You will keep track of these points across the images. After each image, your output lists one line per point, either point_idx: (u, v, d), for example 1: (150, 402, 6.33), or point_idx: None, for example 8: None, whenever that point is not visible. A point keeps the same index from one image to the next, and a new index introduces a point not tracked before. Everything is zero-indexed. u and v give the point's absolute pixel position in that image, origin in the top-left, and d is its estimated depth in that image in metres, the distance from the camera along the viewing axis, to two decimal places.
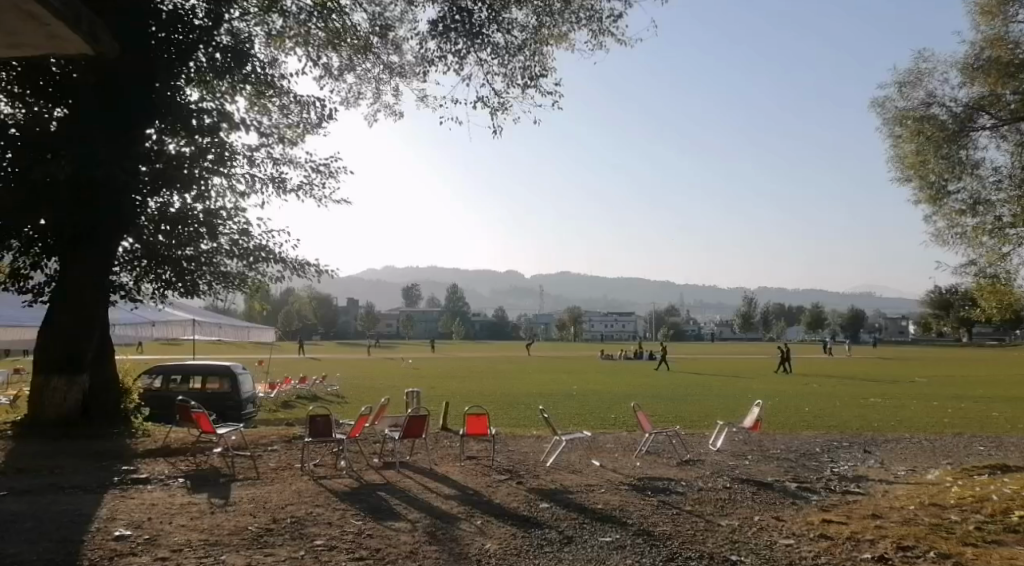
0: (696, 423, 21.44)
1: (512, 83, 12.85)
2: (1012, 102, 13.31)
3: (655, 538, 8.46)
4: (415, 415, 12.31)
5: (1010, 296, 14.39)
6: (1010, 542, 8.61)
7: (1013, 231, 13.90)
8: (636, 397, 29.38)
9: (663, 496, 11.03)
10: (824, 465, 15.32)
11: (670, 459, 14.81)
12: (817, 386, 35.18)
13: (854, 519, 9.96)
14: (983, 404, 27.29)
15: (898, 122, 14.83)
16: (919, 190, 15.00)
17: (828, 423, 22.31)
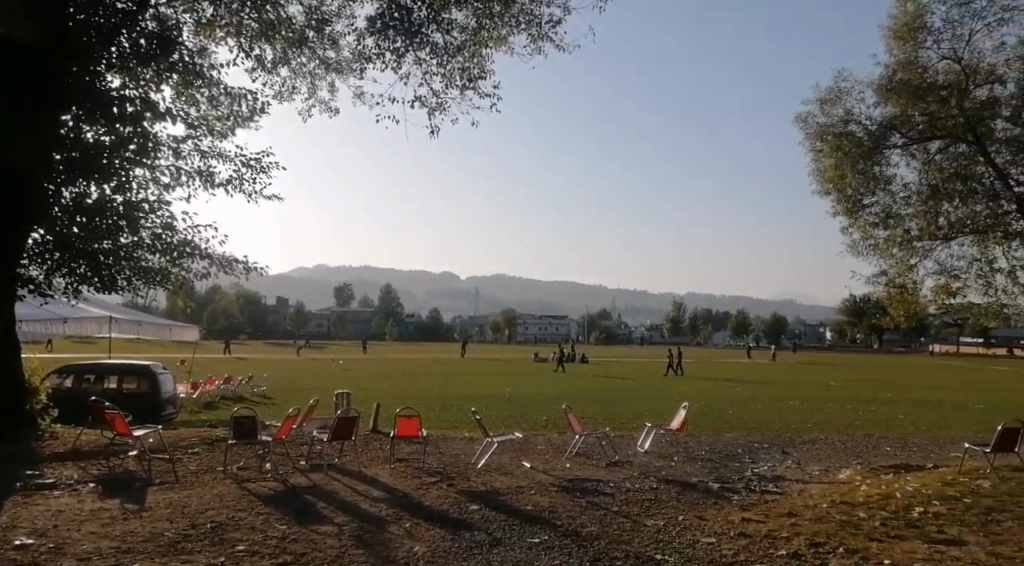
0: (625, 425, 21.85)
1: (451, 85, 12.80)
2: (920, 122, 14.21)
3: (582, 538, 8.63)
4: (344, 417, 12.14)
5: (916, 304, 15.41)
6: (911, 536, 9.13)
7: (920, 244, 14.89)
8: (567, 399, 29.77)
9: (591, 497, 11.23)
10: (745, 465, 15.85)
11: (599, 460, 15.08)
12: (741, 390, 36.32)
13: (771, 518, 10.36)
14: (892, 406, 28.78)
15: (818, 137, 15.51)
16: (837, 203, 15.69)
17: (750, 425, 23.08)
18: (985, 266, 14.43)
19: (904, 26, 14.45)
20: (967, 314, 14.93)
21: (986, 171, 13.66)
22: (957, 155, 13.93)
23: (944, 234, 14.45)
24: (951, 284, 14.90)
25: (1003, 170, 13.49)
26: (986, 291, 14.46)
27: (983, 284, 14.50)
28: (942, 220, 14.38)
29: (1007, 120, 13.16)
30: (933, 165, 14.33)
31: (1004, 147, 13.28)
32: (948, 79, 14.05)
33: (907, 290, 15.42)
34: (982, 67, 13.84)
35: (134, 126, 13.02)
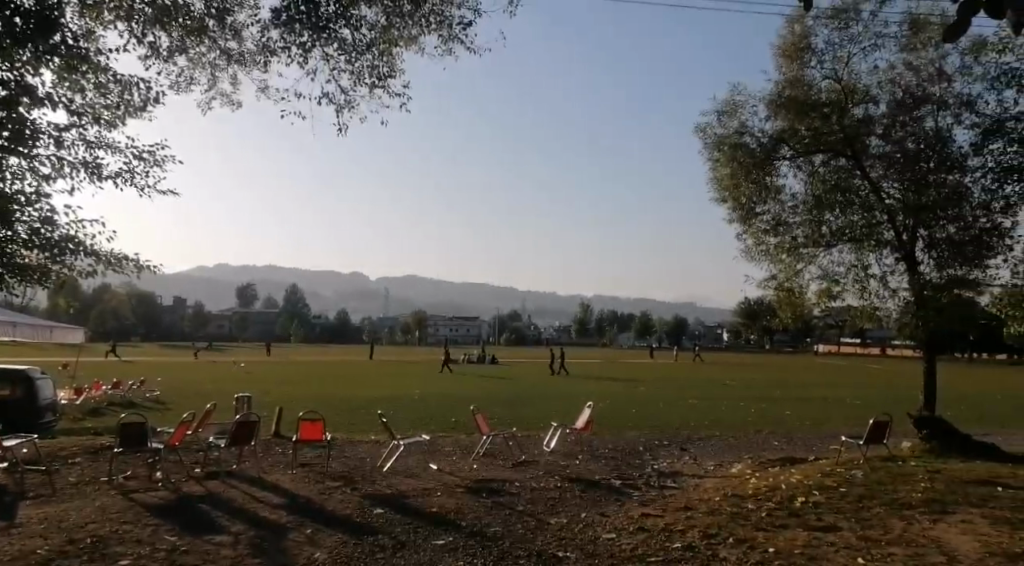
0: (532, 425, 22.13)
1: (360, 82, 12.59)
2: (806, 136, 15.17)
3: (487, 538, 8.71)
4: (243, 421, 11.76)
5: (801, 306, 16.51)
6: (793, 525, 9.69)
7: (807, 251, 15.74)
8: (476, 400, 29.82)
9: (496, 498, 11.35)
10: (645, 462, 16.40)
11: (505, 461, 15.19)
12: (644, 389, 37.38)
13: (668, 512, 10.76)
14: (782, 403, 30.34)
15: (716, 147, 16.22)
16: (732, 211, 16.43)
17: (650, 423, 23.85)
18: (861, 273, 15.50)
19: (792, 45, 15.42)
20: (847, 316, 15.98)
21: (861, 185, 14.82)
22: (837, 167, 15.05)
23: (827, 241, 15.34)
24: (832, 288, 15.91)
25: (877, 183, 14.69)
26: (862, 294, 15.54)
27: (860, 288, 15.57)
28: (825, 228, 15.25)
29: (880, 136, 14.57)
30: (816, 176, 15.34)
31: (876, 163, 14.63)
32: (830, 97, 15.15)
33: (795, 294, 16.36)
34: (857, 88, 15.01)
35: (10, 112, 12.25)
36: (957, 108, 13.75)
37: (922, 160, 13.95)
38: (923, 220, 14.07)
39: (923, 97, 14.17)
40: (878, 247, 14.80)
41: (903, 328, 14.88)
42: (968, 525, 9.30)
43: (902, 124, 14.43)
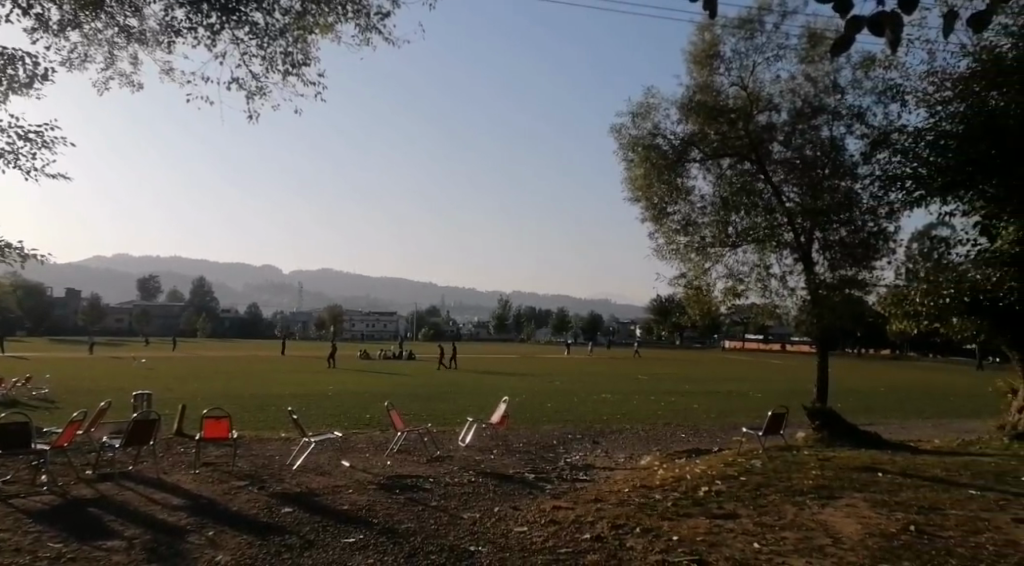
0: (447, 421, 22.09)
1: (273, 68, 12.21)
2: (716, 140, 15.75)
3: (399, 535, 8.66)
4: (141, 419, 11.23)
5: (709, 304, 17.14)
6: (696, 513, 10.08)
7: (714, 250, 16.33)
8: (390, 397, 29.53)
9: (410, 494, 11.30)
10: (558, 456, 16.66)
11: (420, 457, 15.12)
12: (559, 384, 37.89)
13: (579, 504, 11.00)
14: (689, 397, 31.41)
15: (629, 147, 16.65)
16: (644, 211, 16.93)
17: (564, 418, 24.22)
18: (763, 272, 16.25)
19: (702, 52, 15.94)
20: (750, 314, 16.72)
21: (764, 189, 15.46)
22: (741, 171, 15.64)
23: (733, 241, 16.03)
24: (737, 287, 16.61)
25: (778, 187, 15.37)
26: (764, 292, 16.30)
27: (761, 287, 16.32)
28: (731, 229, 15.94)
29: (781, 143, 15.33)
30: (724, 179, 15.90)
31: (779, 168, 15.37)
32: (736, 103, 15.73)
33: (702, 292, 16.98)
34: (761, 95, 15.69)
35: None
36: (849, 120, 14.80)
37: (817, 168, 14.94)
38: (819, 224, 14.81)
39: (819, 108, 15.08)
40: (779, 248, 15.50)
41: (801, 324, 15.68)
42: (851, 508, 9.95)
43: (801, 132, 15.21)
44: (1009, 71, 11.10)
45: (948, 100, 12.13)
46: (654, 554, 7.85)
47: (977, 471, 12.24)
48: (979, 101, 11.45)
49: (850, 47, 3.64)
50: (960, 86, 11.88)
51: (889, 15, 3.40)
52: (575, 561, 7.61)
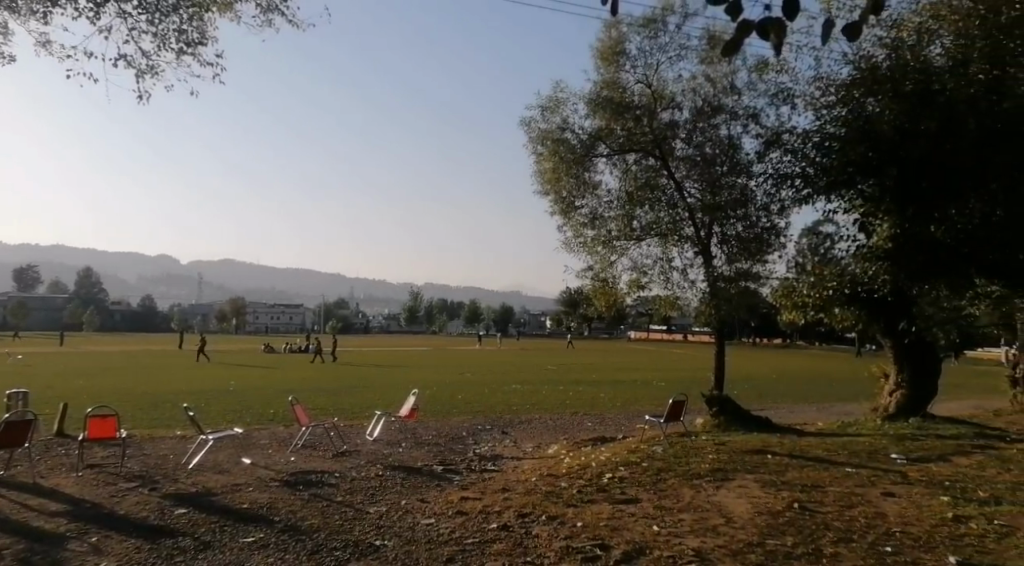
0: (355, 415, 21.76)
1: (166, 45, 11.61)
2: (622, 136, 16.15)
3: (301, 532, 8.47)
4: (16, 420, 10.48)
5: (614, 297, 17.59)
6: (599, 499, 10.33)
7: (619, 243, 16.78)
8: (294, 391, 28.79)
9: (314, 490, 11.06)
10: (467, 447, 16.71)
11: (325, 451, 14.82)
12: (470, 376, 37.95)
13: (487, 494, 11.08)
14: (595, 387, 32.16)
15: (539, 141, 16.86)
16: (554, 203, 17.22)
17: (474, 409, 24.32)
18: (666, 265, 16.81)
19: (609, 49, 16.21)
20: (653, 305, 17.24)
21: (667, 183, 16.04)
22: (647, 166, 16.10)
23: (637, 235, 16.52)
24: (640, 279, 17.12)
25: (680, 183, 15.96)
26: (666, 284, 16.84)
27: (664, 279, 16.87)
28: (636, 223, 16.43)
29: (683, 141, 15.92)
30: (629, 174, 16.36)
31: (681, 164, 15.92)
32: (641, 100, 16.16)
33: (608, 284, 17.36)
34: (664, 93, 16.10)
35: None
36: (744, 120, 15.34)
37: (716, 165, 15.45)
38: (717, 219, 15.47)
39: (718, 107, 15.60)
40: (681, 242, 16.09)
41: (700, 315, 16.29)
42: (742, 489, 10.46)
43: (701, 130, 15.79)
44: (883, 80, 11.95)
45: (832, 104, 12.92)
46: (558, 540, 8.00)
47: (856, 450, 13.13)
48: (859, 106, 12.32)
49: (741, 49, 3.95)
50: (842, 91, 12.67)
51: (776, 22, 3.68)
52: (480, 551, 7.67)
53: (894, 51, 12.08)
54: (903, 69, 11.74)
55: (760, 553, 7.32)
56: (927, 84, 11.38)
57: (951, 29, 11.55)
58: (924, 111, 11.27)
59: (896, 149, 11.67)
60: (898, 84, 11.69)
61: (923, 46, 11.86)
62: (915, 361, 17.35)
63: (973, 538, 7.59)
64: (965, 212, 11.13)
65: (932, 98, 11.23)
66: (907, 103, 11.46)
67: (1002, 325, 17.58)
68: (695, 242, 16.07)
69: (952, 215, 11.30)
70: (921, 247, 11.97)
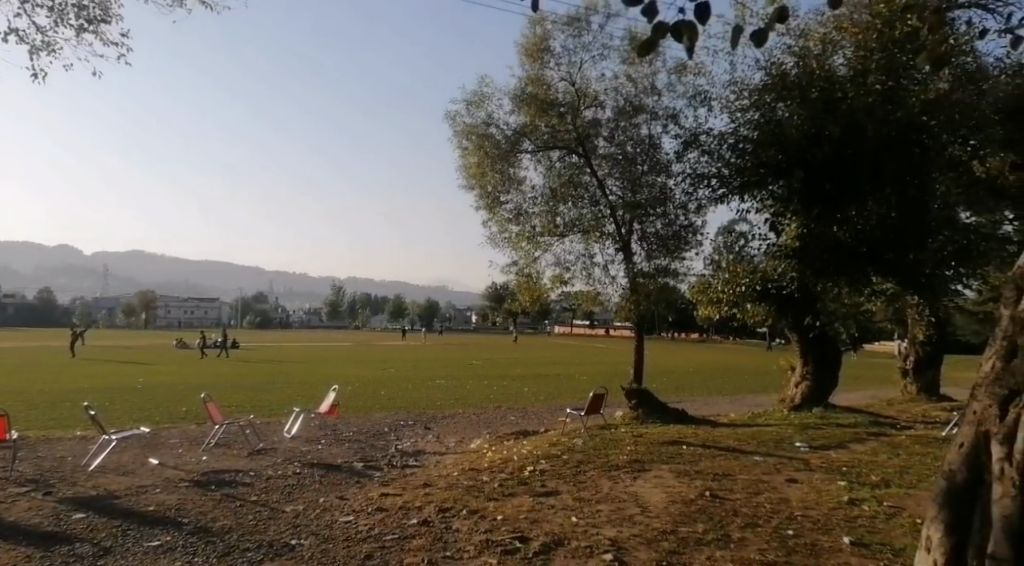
0: (272, 412, 21.20)
1: (65, 21, 10.94)
2: (546, 132, 16.32)
3: (211, 533, 8.23)
4: None
5: (538, 292, 17.73)
6: (520, 492, 10.43)
7: (543, 239, 16.86)
8: (207, 388, 27.82)
9: (227, 490, 10.73)
10: (389, 443, 16.55)
11: (240, 450, 14.38)
12: (393, 371, 37.54)
13: (407, 490, 11.02)
14: (517, 381, 32.38)
15: (465, 135, 16.93)
16: (479, 199, 17.24)
17: (397, 404, 24.11)
18: (588, 261, 17.09)
19: (534, 46, 16.31)
20: (576, 300, 17.45)
21: (590, 181, 16.32)
22: (570, 163, 16.31)
23: (560, 232, 16.64)
24: (564, 275, 17.34)
25: (602, 180, 16.25)
26: (588, 279, 17.11)
27: (586, 275, 17.14)
28: (559, 220, 16.57)
29: (606, 139, 16.20)
30: (553, 171, 16.52)
31: (603, 162, 16.21)
32: (565, 98, 16.33)
33: (532, 280, 17.48)
34: (588, 92, 16.32)
35: None
36: (665, 120, 15.77)
37: (637, 163, 15.87)
38: (637, 217, 15.83)
39: (639, 107, 15.95)
40: (602, 239, 16.31)
41: (621, 310, 16.64)
42: (658, 478, 10.78)
43: (623, 128, 16.10)
44: (791, 86, 12.37)
45: (745, 107, 13.02)
46: (477, 534, 8.05)
47: (764, 439, 13.72)
48: (769, 111, 12.69)
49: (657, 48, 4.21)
50: (754, 95, 12.80)
51: (688, 25, 3.97)
52: (399, 547, 7.63)
53: (801, 59, 12.42)
54: (809, 76, 12.26)
55: (673, 540, 7.57)
56: (831, 92, 12.13)
57: (852, 40, 12.11)
58: (830, 118, 12.04)
59: (802, 152, 12.52)
60: (804, 91, 12.29)
61: (827, 55, 12.33)
62: (817, 353, 18.19)
63: (865, 519, 8.08)
64: (865, 213, 12.36)
65: (836, 106, 12.08)
66: (813, 109, 12.17)
67: (897, 319, 18.72)
68: (615, 239, 16.30)
69: (852, 216, 12.48)
70: (825, 247, 12.91)
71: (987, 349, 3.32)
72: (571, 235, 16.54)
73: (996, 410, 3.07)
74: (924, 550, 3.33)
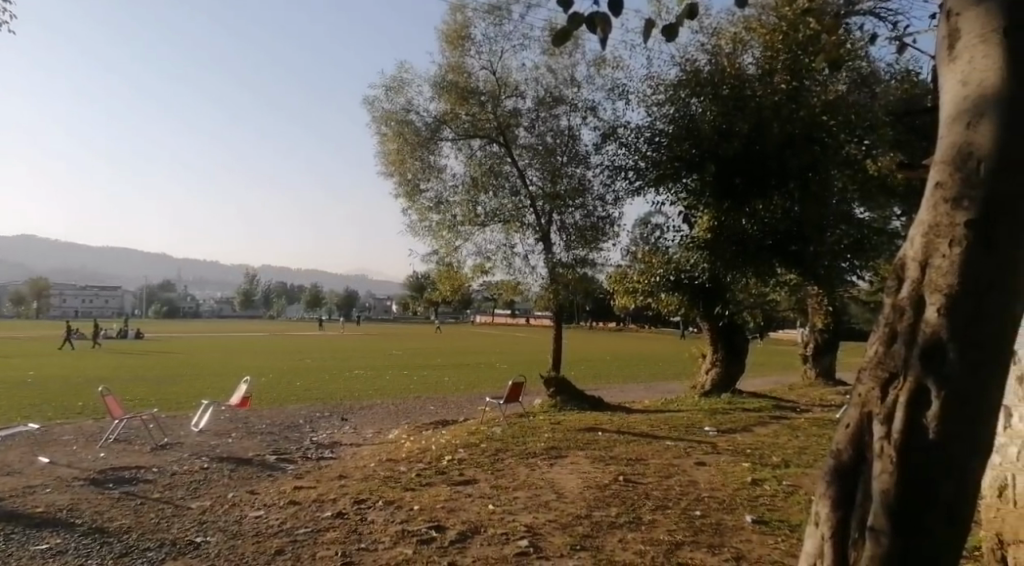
0: (179, 405, 20.36)
1: None
2: (466, 120, 16.25)
3: (108, 534, 7.83)
4: None
5: (458, 282, 17.63)
6: (437, 482, 10.40)
7: (463, 228, 16.71)
8: (107, 381, 26.43)
9: (126, 487, 10.24)
10: (303, 435, 16.18)
11: (142, 445, 13.74)
12: (310, 362, 36.76)
13: (322, 482, 10.81)
14: (437, 371, 32.25)
15: (383, 122, 16.70)
16: (398, 186, 17.01)
17: (313, 396, 23.62)
18: (508, 251, 17.14)
19: (455, 33, 16.19)
20: (498, 289, 17.45)
21: (511, 171, 16.33)
22: (490, 153, 16.31)
23: (481, 221, 16.54)
24: (484, 265, 17.33)
25: (522, 170, 16.28)
26: (509, 269, 17.16)
27: (507, 264, 17.20)
28: (479, 210, 16.47)
29: (526, 129, 16.27)
30: (473, 160, 16.45)
31: (524, 152, 16.27)
32: (486, 87, 16.26)
33: (452, 269, 17.35)
34: (508, 81, 16.31)
35: None
36: (584, 112, 15.95)
37: (557, 154, 16.03)
38: (556, 208, 16.00)
39: (559, 98, 16.07)
40: (522, 229, 16.29)
41: (541, 299, 16.60)
42: (573, 465, 10.95)
43: (543, 119, 16.21)
44: (705, 83, 12.84)
45: (660, 102, 13.38)
46: (393, 525, 7.97)
47: (675, 424, 14.13)
48: (684, 107, 13.11)
49: (570, 39, 4.25)
50: (669, 90, 13.19)
51: (602, 17, 4.04)
52: (312, 541, 7.47)
53: (713, 57, 12.90)
54: (721, 74, 12.77)
55: (587, 524, 7.71)
56: (740, 90, 12.59)
57: (761, 41, 12.54)
58: (739, 115, 12.50)
59: (713, 148, 12.80)
60: (716, 88, 12.74)
61: (736, 54, 12.83)
62: (726, 341, 18.91)
63: (767, 498, 8.46)
64: (770, 207, 12.98)
65: (745, 103, 12.52)
66: (724, 106, 12.60)
67: (799, 309, 19.63)
68: (534, 229, 16.29)
69: (759, 210, 13.05)
70: (735, 239, 13.40)
71: (871, 334, 3.17)
72: (490, 224, 16.47)
73: (879, 391, 2.97)
74: (813, 526, 3.23)
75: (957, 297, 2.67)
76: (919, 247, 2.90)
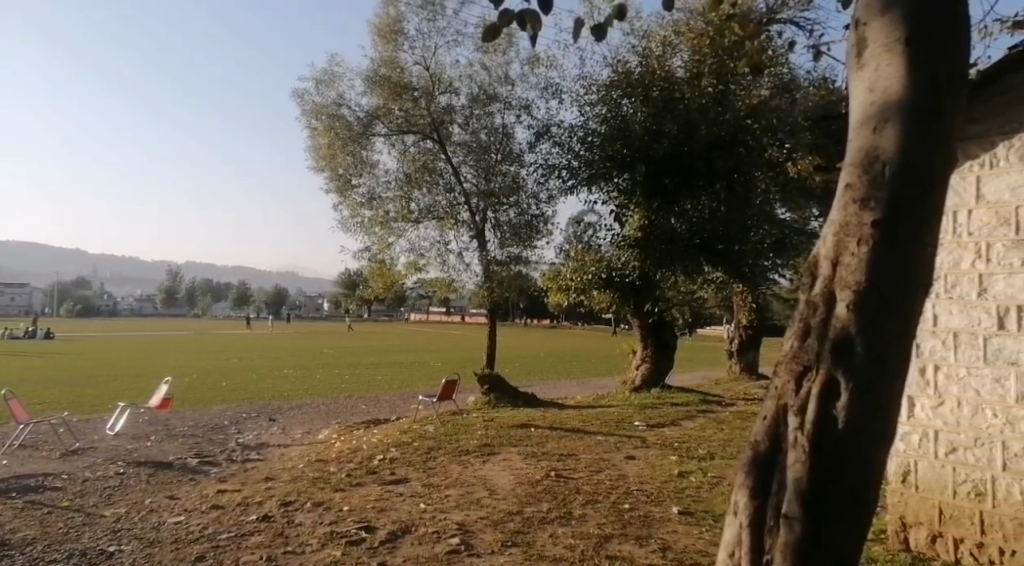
0: (95, 408, 19.43)
1: None
2: (400, 116, 16.08)
3: (11, 546, 7.40)
4: None
5: (391, 279, 17.40)
6: (368, 481, 10.26)
7: (396, 225, 16.48)
8: (15, 384, 24.99)
9: (34, 496, 9.71)
10: (228, 437, 15.69)
11: (52, 451, 13.05)
12: (237, 361, 35.69)
13: (247, 485, 10.50)
14: (369, 369, 31.81)
15: (314, 115, 16.40)
16: (330, 180, 16.70)
17: (239, 396, 22.93)
18: (443, 248, 17.04)
19: (388, 27, 15.98)
20: (431, 287, 17.31)
21: (445, 168, 16.20)
22: (424, 149, 16.17)
23: (415, 217, 16.36)
24: (419, 261, 17.17)
25: (457, 168, 16.16)
26: (443, 266, 17.04)
27: (441, 261, 17.08)
28: (413, 206, 16.30)
29: (460, 126, 16.18)
30: (407, 156, 16.29)
31: (457, 150, 16.16)
32: (419, 83, 16.10)
33: (386, 265, 17.10)
34: (442, 77, 16.18)
35: None
36: (518, 110, 15.97)
37: (491, 152, 16.01)
38: (491, 205, 15.98)
39: (493, 96, 16.06)
40: (457, 227, 16.17)
41: (475, 297, 16.58)
42: (505, 461, 10.97)
43: (477, 116, 16.14)
44: (636, 84, 13.08)
45: (592, 102, 13.60)
46: (322, 526, 7.81)
47: (606, 420, 14.31)
48: (616, 107, 13.35)
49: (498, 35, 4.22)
50: (602, 90, 13.40)
51: (531, 15, 4.03)
52: (236, 545, 7.24)
53: (643, 59, 13.10)
54: (650, 77, 13.02)
55: (518, 520, 7.73)
56: (670, 91, 12.87)
57: (689, 44, 12.76)
58: (669, 116, 12.79)
59: (644, 148, 13.06)
60: (646, 90, 13.00)
61: (666, 57, 13.05)
62: (656, 337, 19.28)
63: (692, 490, 8.65)
64: (698, 206, 13.31)
65: (674, 105, 12.82)
66: (654, 108, 12.87)
67: (725, 306, 20.19)
68: (468, 226, 16.20)
69: (687, 209, 13.39)
70: (665, 237, 13.76)
71: (785, 330, 3.27)
72: (424, 221, 16.31)
73: (793, 384, 3.05)
74: (731, 515, 3.30)
75: (864, 294, 2.77)
76: (829, 246, 2.98)
